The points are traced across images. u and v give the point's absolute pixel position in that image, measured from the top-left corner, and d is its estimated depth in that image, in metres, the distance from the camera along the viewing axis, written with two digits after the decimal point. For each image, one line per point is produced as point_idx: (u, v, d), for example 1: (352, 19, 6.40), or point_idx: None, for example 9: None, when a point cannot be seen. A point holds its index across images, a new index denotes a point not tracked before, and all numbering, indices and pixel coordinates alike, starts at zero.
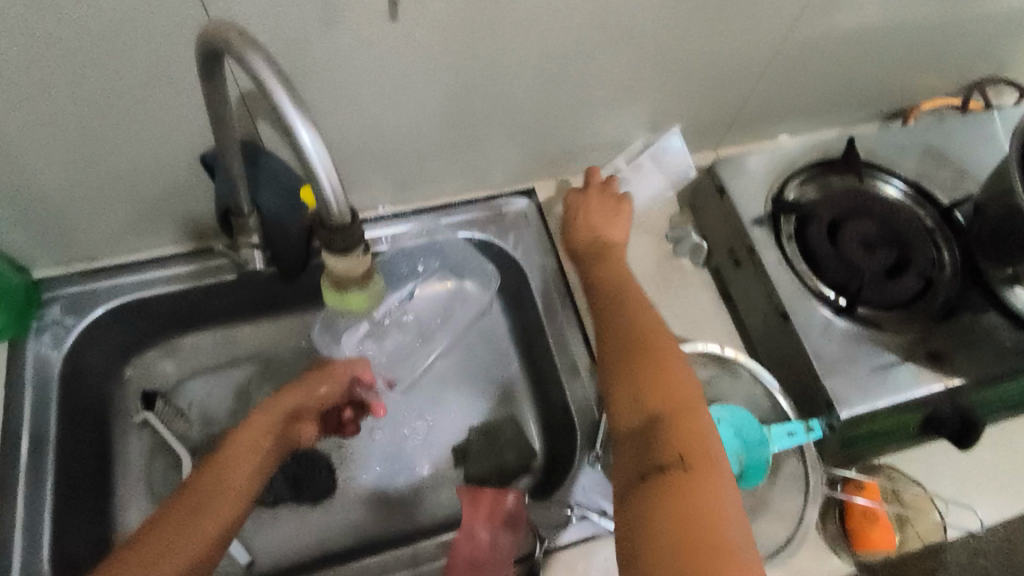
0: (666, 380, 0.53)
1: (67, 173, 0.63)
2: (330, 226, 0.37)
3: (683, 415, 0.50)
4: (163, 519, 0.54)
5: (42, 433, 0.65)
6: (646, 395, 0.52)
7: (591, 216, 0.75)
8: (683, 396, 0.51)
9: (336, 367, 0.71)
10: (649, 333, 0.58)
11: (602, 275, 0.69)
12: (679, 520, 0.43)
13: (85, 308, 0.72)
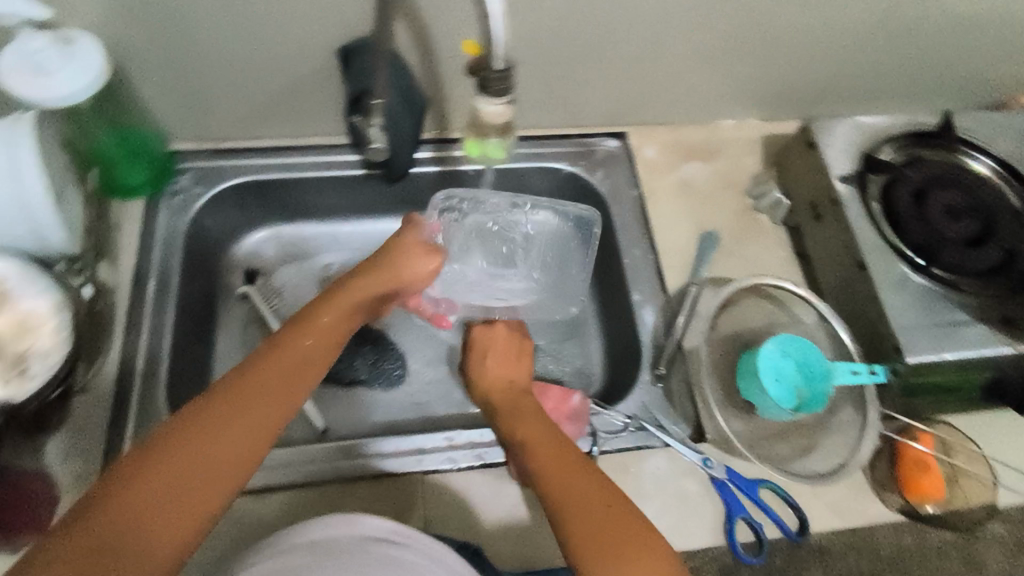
0: (546, 450, 0.55)
1: (221, 46, 0.70)
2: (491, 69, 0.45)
3: (583, 484, 0.51)
4: (225, 391, 0.51)
5: (166, 279, 0.73)
6: (541, 479, 0.53)
7: (495, 364, 0.68)
8: (578, 471, 0.53)
9: (411, 241, 0.69)
10: (518, 420, 0.61)
11: (501, 376, 0.67)
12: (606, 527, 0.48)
13: (210, 181, 0.80)
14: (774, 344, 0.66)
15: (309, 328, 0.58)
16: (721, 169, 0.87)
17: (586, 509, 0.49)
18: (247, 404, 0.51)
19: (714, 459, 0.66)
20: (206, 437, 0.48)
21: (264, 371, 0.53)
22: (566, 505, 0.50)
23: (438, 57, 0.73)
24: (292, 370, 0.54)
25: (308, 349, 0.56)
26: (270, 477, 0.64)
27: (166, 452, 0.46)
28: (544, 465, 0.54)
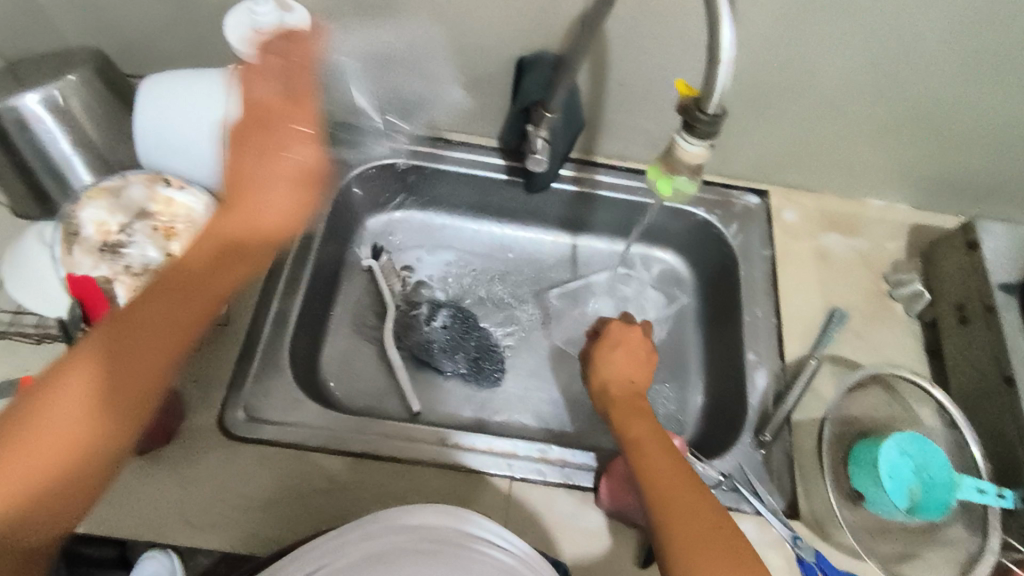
0: (659, 461, 0.58)
1: (412, 35, 0.75)
2: (703, 111, 0.44)
3: (685, 501, 0.54)
4: (171, 280, 0.55)
5: (310, 239, 0.78)
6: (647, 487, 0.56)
7: (621, 361, 0.71)
8: (684, 488, 0.55)
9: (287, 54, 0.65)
10: (631, 425, 0.64)
11: (618, 374, 0.70)
12: (700, 541, 0.51)
13: (366, 155, 0.85)
14: (896, 441, 0.63)
15: (192, 273, 0.56)
16: (861, 247, 0.84)
17: (685, 521, 0.52)
18: (197, 288, 0.56)
19: (804, 540, 0.64)
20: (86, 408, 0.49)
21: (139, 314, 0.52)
22: (670, 516, 0.53)
23: (608, 84, 0.75)
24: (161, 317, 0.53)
25: (183, 304, 0.54)
26: (368, 444, 0.67)
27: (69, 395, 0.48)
28: (653, 474, 0.57)
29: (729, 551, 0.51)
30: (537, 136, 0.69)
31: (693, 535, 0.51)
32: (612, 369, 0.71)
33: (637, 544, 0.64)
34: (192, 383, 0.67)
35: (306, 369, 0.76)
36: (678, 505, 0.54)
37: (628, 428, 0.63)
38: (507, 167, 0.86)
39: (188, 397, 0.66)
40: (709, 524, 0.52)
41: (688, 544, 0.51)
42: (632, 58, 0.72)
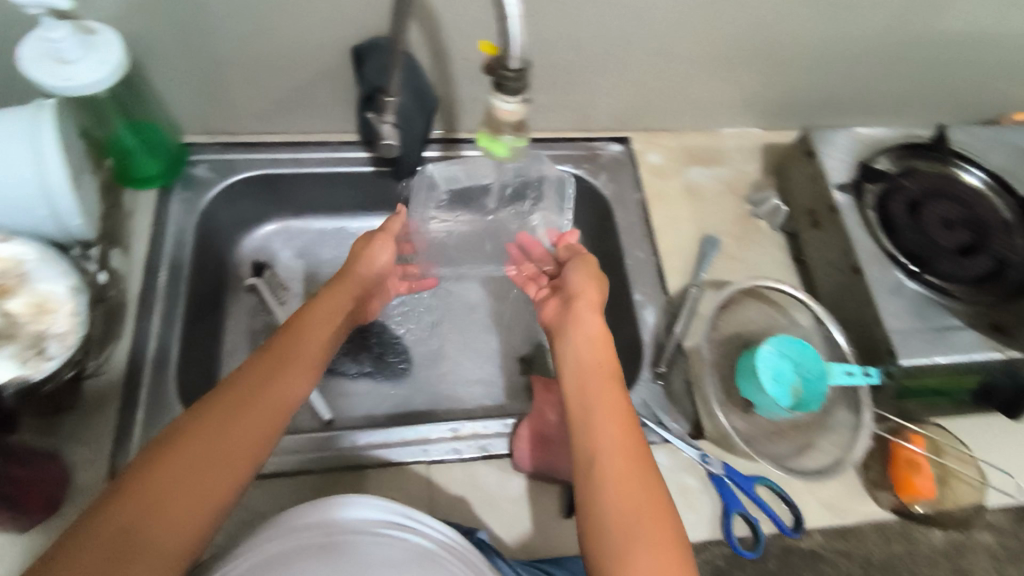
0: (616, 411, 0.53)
1: (240, 44, 0.72)
2: (507, 69, 0.45)
3: (634, 473, 0.50)
4: None
5: (178, 270, 0.74)
6: (598, 449, 0.51)
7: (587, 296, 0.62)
8: (635, 458, 0.51)
9: None
10: (606, 372, 0.56)
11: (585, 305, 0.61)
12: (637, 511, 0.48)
13: (224, 172, 0.81)
14: (773, 347, 0.68)
15: None
16: (722, 175, 0.89)
17: (629, 496, 0.49)
18: None
19: (712, 455, 0.68)
20: (276, 403, 0.54)
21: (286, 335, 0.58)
22: (613, 479, 0.49)
23: (451, 62, 0.75)
24: (307, 328, 0.60)
25: None
26: (277, 462, 0.65)
27: (185, 441, 0.48)
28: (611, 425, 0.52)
29: (668, 527, 0.48)
30: (383, 122, 0.67)
31: (634, 511, 0.48)
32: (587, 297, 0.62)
33: (560, 497, 0.67)
34: (72, 445, 0.63)
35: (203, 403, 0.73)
36: (628, 479, 0.49)
37: (597, 371, 0.56)
38: (371, 159, 0.84)
39: (71, 459, 0.62)
40: (654, 504, 0.49)
41: (626, 521, 0.48)
42: (467, 30, 0.71)
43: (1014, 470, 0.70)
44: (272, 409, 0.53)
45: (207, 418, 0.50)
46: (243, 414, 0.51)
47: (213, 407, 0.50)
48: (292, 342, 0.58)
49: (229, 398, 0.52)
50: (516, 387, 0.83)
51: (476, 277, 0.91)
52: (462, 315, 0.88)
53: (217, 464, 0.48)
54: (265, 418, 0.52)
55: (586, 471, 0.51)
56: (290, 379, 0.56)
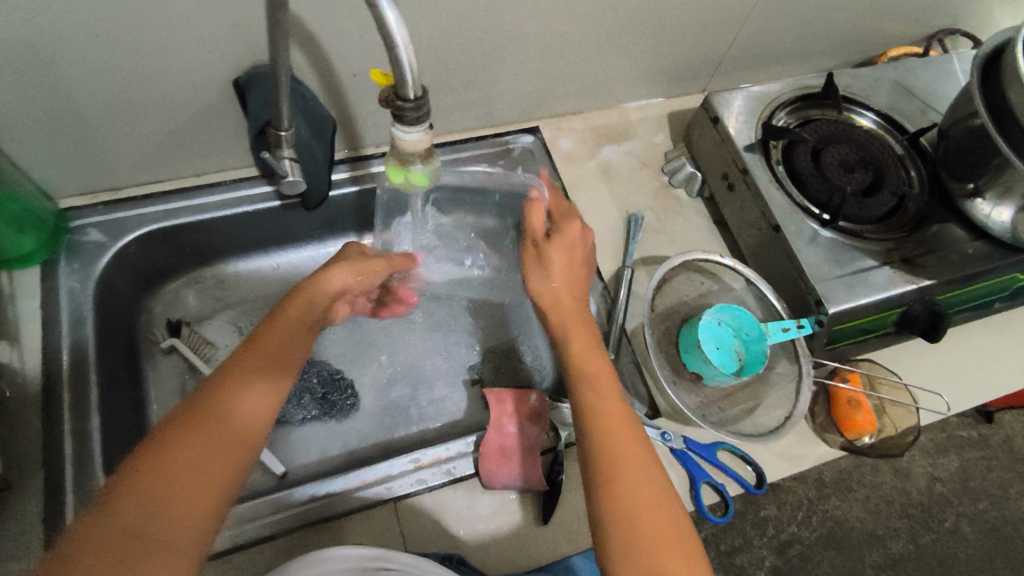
0: (606, 403, 0.54)
1: (100, 94, 0.64)
2: (405, 99, 0.42)
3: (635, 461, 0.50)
4: None
5: (81, 350, 0.67)
6: (605, 445, 0.51)
7: (556, 272, 0.63)
8: (628, 449, 0.51)
9: None
10: (593, 375, 0.56)
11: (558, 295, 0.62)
12: (642, 505, 0.48)
13: (116, 233, 0.74)
14: (712, 315, 0.71)
15: None
16: (634, 150, 0.90)
17: (630, 479, 0.49)
18: None
19: (671, 432, 0.69)
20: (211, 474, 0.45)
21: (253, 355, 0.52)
22: (615, 474, 0.49)
23: (340, 79, 0.71)
24: (281, 347, 0.54)
25: None
26: (236, 535, 0.61)
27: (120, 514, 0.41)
28: (598, 424, 0.52)
29: (665, 519, 0.48)
30: (283, 158, 0.65)
31: (632, 493, 0.48)
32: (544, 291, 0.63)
33: (534, 504, 0.66)
34: None
35: None
36: (620, 469, 0.49)
37: (584, 362, 0.57)
38: (276, 193, 0.79)
39: None
40: (658, 502, 0.48)
41: (630, 515, 0.47)
42: (354, 47, 0.67)
43: (940, 387, 0.75)
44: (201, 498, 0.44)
45: (165, 466, 0.44)
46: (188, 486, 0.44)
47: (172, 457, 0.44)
48: (252, 368, 0.51)
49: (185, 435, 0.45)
50: (470, 398, 0.82)
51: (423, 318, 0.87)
52: (402, 335, 0.85)
53: (164, 553, 0.41)
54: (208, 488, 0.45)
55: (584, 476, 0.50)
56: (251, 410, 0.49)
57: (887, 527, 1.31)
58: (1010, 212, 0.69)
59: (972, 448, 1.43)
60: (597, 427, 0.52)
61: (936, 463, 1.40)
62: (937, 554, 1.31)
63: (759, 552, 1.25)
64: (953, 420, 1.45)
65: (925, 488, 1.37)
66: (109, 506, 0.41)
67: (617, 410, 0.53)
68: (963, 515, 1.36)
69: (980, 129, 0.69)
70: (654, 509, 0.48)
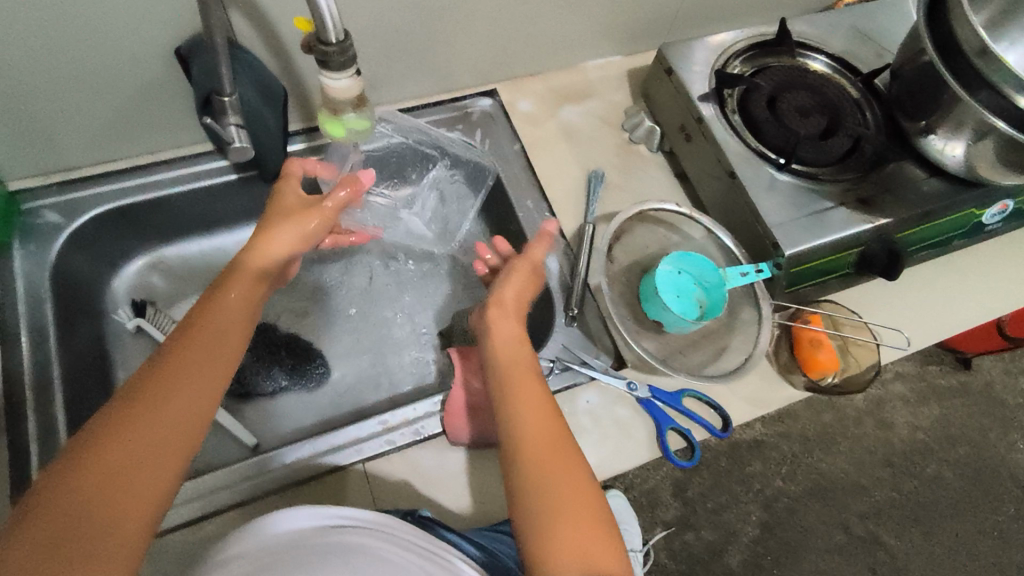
0: (530, 386, 0.55)
1: (39, 72, 0.64)
2: (327, 43, 0.42)
3: (542, 416, 0.53)
4: None
5: (42, 332, 0.67)
6: (528, 434, 0.51)
7: (517, 280, 0.63)
8: (549, 428, 0.52)
9: None
10: (524, 365, 0.56)
11: (511, 297, 0.63)
12: (565, 490, 0.49)
13: (72, 214, 0.73)
14: (671, 265, 0.71)
15: None
16: (594, 109, 0.90)
17: (553, 464, 0.50)
18: None
19: (637, 381, 0.70)
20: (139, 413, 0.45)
21: (194, 341, 0.50)
22: (535, 459, 0.50)
23: (288, 47, 0.70)
24: (224, 334, 0.52)
25: None
26: (206, 504, 0.62)
27: (57, 493, 0.40)
28: (522, 407, 0.53)
29: (589, 502, 0.49)
30: (230, 125, 0.64)
31: (555, 478, 0.49)
32: (506, 294, 0.62)
33: (503, 460, 0.67)
34: None
35: None
36: (544, 450, 0.50)
37: (514, 352, 0.58)
38: (232, 165, 0.79)
39: None
40: (582, 484, 0.50)
41: (554, 500, 0.48)
42: (297, 12, 0.66)
43: (902, 324, 0.76)
44: (151, 459, 0.44)
45: (115, 448, 0.43)
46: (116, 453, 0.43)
47: (112, 450, 0.42)
48: (195, 357, 0.49)
49: (126, 425, 0.44)
50: (440, 362, 0.82)
51: (391, 287, 0.87)
52: (372, 304, 0.86)
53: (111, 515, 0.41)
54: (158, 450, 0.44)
55: (503, 433, 0.52)
56: (197, 394, 0.48)
57: (871, 476, 1.33)
58: (962, 146, 0.69)
59: (953, 396, 1.45)
60: (522, 412, 0.52)
61: (916, 412, 1.42)
62: (920, 501, 1.34)
63: (745, 507, 1.27)
64: (933, 369, 1.46)
65: (907, 437, 1.38)
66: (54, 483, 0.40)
67: (539, 390, 0.54)
68: (945, 462, 1.38)
69: (930, 66, 0.69)
70: (579, 494, 0.49)
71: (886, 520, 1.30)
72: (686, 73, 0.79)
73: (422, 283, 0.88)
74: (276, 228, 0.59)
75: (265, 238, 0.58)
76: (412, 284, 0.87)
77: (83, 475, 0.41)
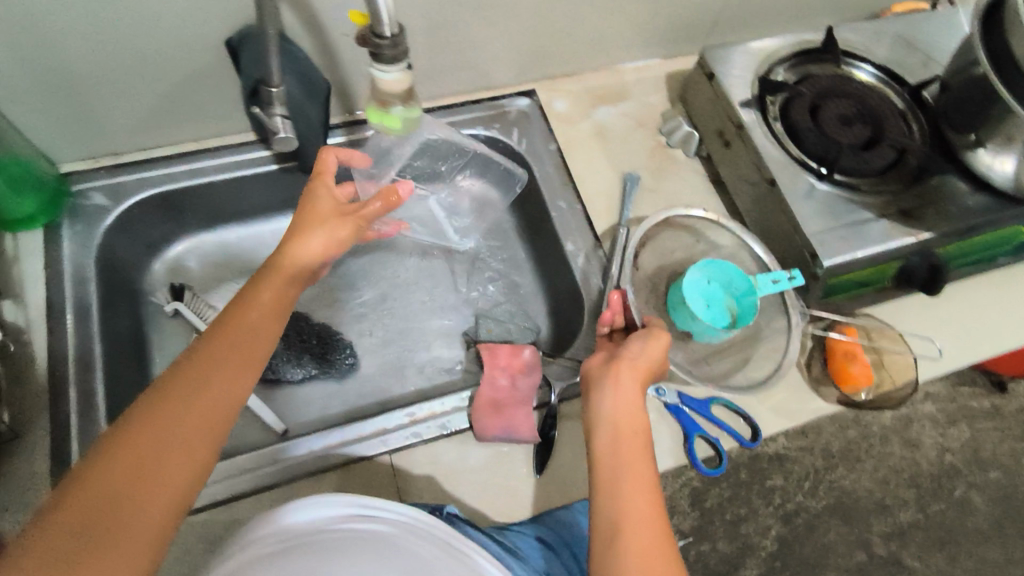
0: (633, 460, 0.52)
1: (93, 57, 0.65)
2: (381, 36, 0.43)
3: (641, 491, 0.50)
4: None
5: (85, 310, 0.69)
6: (621, 514, 0.49)
7: (647, 351, 0.58)
8: (643, 507, 0.49)
9: None
10: (628, 432, 0.54)
11: (640, 375, 0.57)
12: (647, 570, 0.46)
13: (118, 197, 0.75)
14: (699, 272, 0.70)
15: None
16: (631, 112, 0.89)
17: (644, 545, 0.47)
18: None
19: (666, 387, 0.69)
20: (171, 412, 0.45)
21: (223, 342, 0.50)
22: (626, 537, 0.47)
23: (332, 40, 0.71)
24: (258, 337, 0.52)
25: None
26: (235, 486, 0.63)
27: (87, 486, 0.41)
28: (622, 483, 0.50)
29: None
30: (275, 116, 0.65)
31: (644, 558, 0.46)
32: (635, 362, 0.58)
33: (527, 459, 0.67)
34: (5, 515, 0.59)
35: None
36: (637, 528, 0.48)
37: (626, 422, 0.54)
38: (274, 156, 0.80)
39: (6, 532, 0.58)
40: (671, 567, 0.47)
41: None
42: (343, 6, 0.67)
43: (940, 342, 0.75)
44: (180, 462, 0.44)
45: (142, 444, 0.43)
46: (144, 451, 0.43)
47: (135, 448, 0.43)
48: (228, 357, 0.49)
49: (137, 437, 0.43)
50: (467, 359, 0.83)
51: (421, 282, 0.87)
52: (401, 298, 0.86)
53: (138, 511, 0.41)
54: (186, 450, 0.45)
55: (599, 511, 0.50)
56: (221, 395, 0.48)
57: (897, 497, 1.30)
58: (1013, 162, 0.68)
59: (984, 419, 1.41)
60: (625, 490, 0.50)
61: (945, 433, 1.38)
62: (945, 524, 1.30)
63: (764, 521, 1.25)
64: (965, 391, 1.42)
65: (935, 458, 1.35)
66: (84, 475, 0.41)
67: (643, 467, 0.51)
68: (974, 486, 1.34)
69: (982, 79, 0.67)
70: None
71: (909, 541, 1.28)
72: (728, 78, 0.78)
73: (452, 280, 0.88)
74: (308, 232, 0.58)
75: (298, 240, 0.57)
76: (442, 280, 0.88)
77: (114, 472, 0.42)
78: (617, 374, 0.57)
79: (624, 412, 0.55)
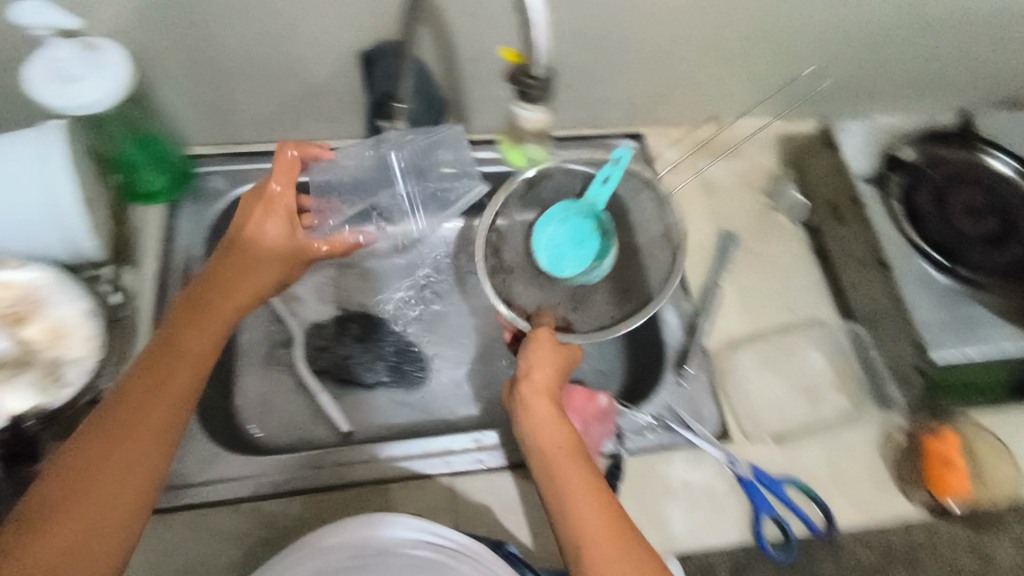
0: (577, 475, 0.53)
1: (241, 52, 0.70)
2: (531, 78, 0.46)
3: (591, 501, 0.51)
4: None
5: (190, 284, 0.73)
6: (584, 529, 0.50)
7: (548, 367, 0.60)
8: (601, 513, 0.51)
9: None
10: (564, 449, 0.55)
11: (548, 390, 0.59)
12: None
13: (235, 182, 0.79)
14: (553, 226, 0.79)
15: None
16: (738, 169, 0.87)
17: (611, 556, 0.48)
18: None
19: (740, 458, 0.67)
20: (129, 427, 0.49)
21: (156, 349, 0.54)
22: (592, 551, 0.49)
23: (459, 63, 0.74)
24: (203, 335, 0.56)
25: None
26: (301, 480, 0.65)
27: (47, 503, 0.45)
28: (571, 496, 0.52)
29: None
30: None
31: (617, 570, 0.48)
32: (541, 379, 0.59)
33: None
34: None
35: (218, 419, 0.72)
36: (597, 541, 0.49)
37: (558, 437, 0.55)
38: None
39: None
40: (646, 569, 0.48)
41: None
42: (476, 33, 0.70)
43: None
44: (137, 466, 0.48)
45: (97, 454, 0.47)
46: (103, 462, 0.47)
47: (97, 456, 0.47)
48: (158, 357, 0.54)
49: (95, 452, 0.47)
50: None
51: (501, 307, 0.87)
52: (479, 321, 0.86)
53: (99, 519, 0.45)
54: (142, 444, 0.49)
55: (563, 532, 0.51)
56: (171, 396, 0.52)
57: None
58: None
59: None
60: (573, 504, 0.51)
61: None
62: None
63: None
64: None
65: None
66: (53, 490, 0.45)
67: (588, 475, 0.53)
68: None
69: None
70: None
71: None
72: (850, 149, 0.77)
73: None
74: (264, 224, 0.64)
75: (257, 228, 0.64)
76: None
77: (74, 488, 0.45)
78: (536, 394, 0.58)
79: (551, 431, 0.56)
